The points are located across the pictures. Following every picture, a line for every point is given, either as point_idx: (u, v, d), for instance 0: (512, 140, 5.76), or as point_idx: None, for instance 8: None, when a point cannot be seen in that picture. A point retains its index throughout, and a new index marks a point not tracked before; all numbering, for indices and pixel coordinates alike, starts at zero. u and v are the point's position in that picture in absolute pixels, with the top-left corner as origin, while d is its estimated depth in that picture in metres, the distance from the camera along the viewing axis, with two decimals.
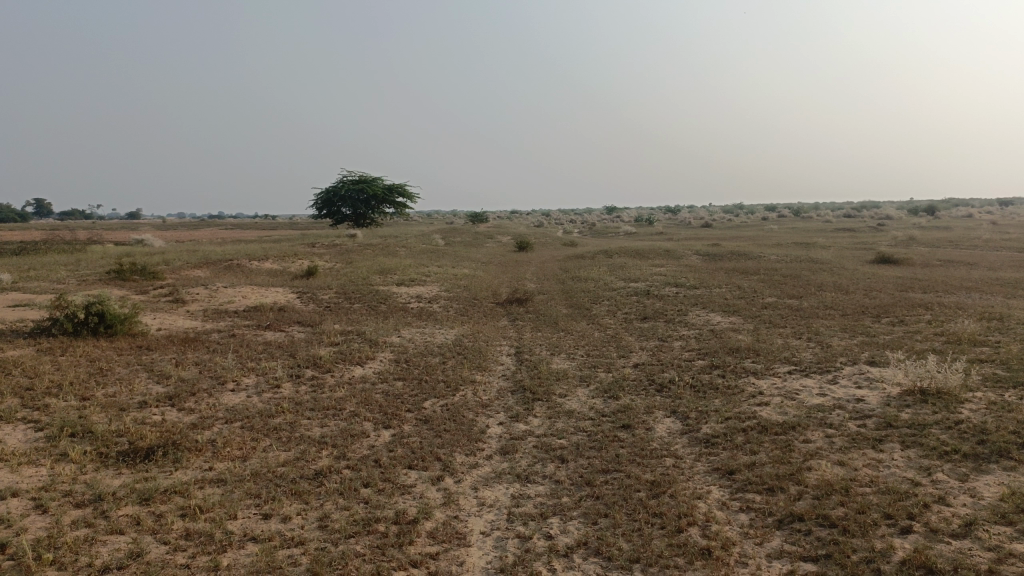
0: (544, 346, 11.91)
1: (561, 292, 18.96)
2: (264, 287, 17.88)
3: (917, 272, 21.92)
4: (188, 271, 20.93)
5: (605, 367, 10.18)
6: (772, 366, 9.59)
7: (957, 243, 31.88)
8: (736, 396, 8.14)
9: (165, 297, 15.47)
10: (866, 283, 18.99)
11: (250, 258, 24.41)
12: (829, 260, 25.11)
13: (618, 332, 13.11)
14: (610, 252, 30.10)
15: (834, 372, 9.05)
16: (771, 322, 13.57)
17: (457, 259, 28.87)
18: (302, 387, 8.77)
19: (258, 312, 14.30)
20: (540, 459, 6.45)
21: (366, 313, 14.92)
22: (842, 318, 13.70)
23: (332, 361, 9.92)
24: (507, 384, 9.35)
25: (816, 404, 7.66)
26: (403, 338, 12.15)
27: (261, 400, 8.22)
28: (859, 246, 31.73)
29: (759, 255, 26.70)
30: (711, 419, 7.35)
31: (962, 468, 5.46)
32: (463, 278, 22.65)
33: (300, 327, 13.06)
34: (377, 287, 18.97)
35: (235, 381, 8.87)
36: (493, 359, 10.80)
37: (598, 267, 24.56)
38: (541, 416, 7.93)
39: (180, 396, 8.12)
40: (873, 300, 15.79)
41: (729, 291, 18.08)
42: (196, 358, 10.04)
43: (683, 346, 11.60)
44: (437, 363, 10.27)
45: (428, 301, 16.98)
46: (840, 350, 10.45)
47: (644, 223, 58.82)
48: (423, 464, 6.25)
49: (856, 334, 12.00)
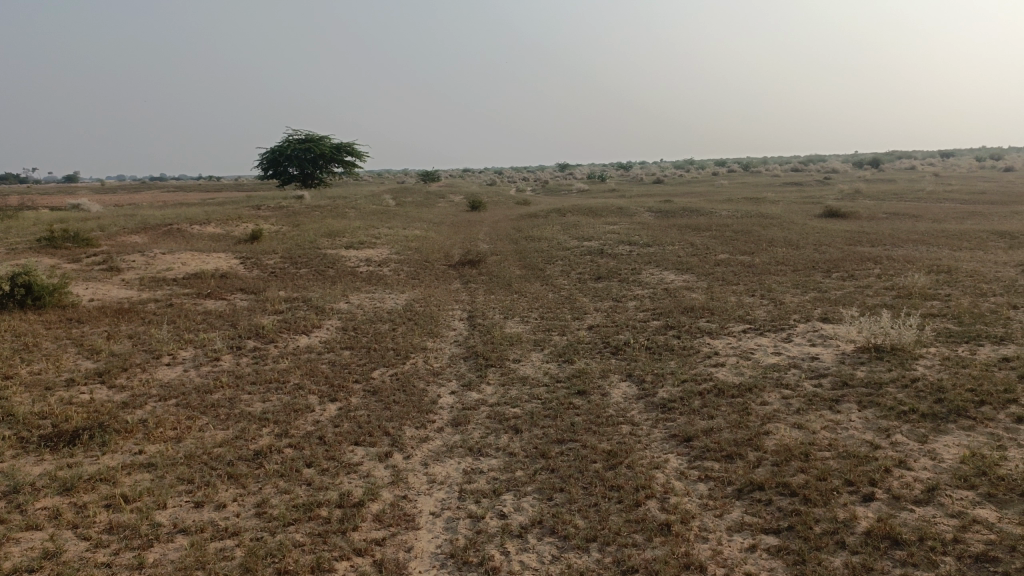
0: (496, 309, 11.64)
1: (514, 253, 18.64)
2: (206, 253, 17.19)
3: (864, 225, 22.17)
4: (124, 237, 19.98)
5: (559, 330, 9.96)
6: (726, 325, 9.48)
7: (902, 196, 32.37)
8: (691, 358, 8.00)
9: (98, 266, 14.71)
10: (816, 237, 19.10)
11: (191, 222, 23.49)
12: (779, 215, 25.25)
13: (572, 293, 12.90)
14: (563, 210, 29.83)
15: (788, 331, 8.99)
16: (724, 280, 13.49)
17: (408, 220, 28.29)
18: (244, 359, 8.35)
19: (199, 280, 13.68)
20: (493, 430, 6.21)
21: (313, 278, 14.42)
22: (794, 274, 13.70)
23: (276, 331, 9.48)
24: (459, 351, 9.06)
25: (772, 364, 7.56)
26: (351, 304, 11.73)
27: (199, 374, 7.79)
28: (807, 200, 32.03)
29: (711, 211, 26.72)
30: (667, 382, 7.20)
31: (921, 429, 5.40)
32: (414, 239, 22.18)
33: (243, 295, 12.52)
34: (325, 251, 18.40)
35: (171, 355, 8.41)
36: (444, 324, 10.49)
37: (551, 226, 24.29)
38: (493, 383, 7.68)
39: (111, 373, 7.64)
40: (824, 255, 15.84)
41: (682, 248, 17.99)
42: (130, 331, 9.50)
43: (637, 306, 11.44)
44: (386, 330, 9.92)
45: (378, 265, 16.53)
46: (794, 307, 10.41)
47: (596, 180, 58.60)
48: (370, 439, 5.96)
49: (808, 290, 11.99)
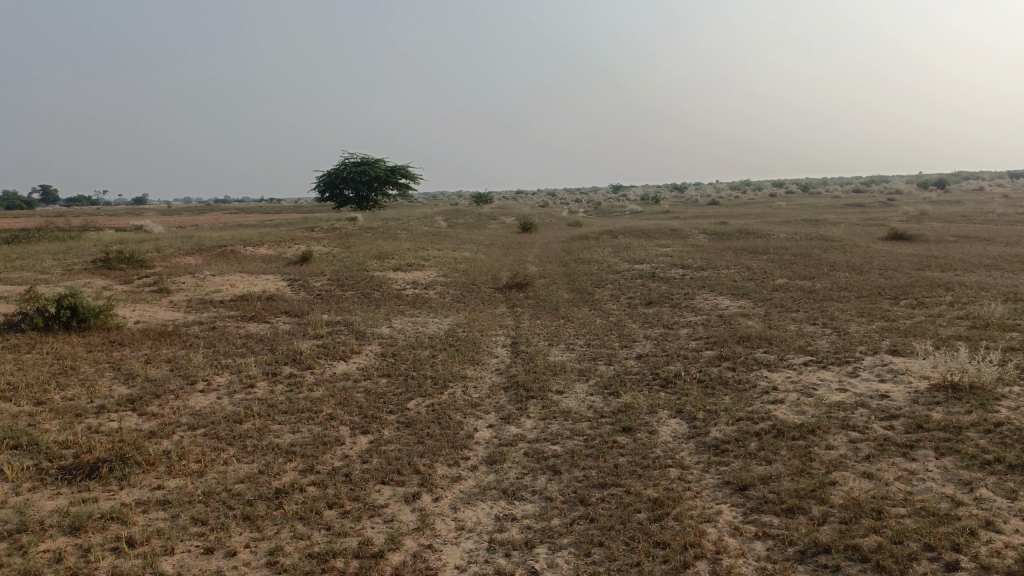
0: (541, 335, 11.22)
1: (564, 276, 18.24)
2: (256, 274, 17.25)
3: (932, 249, 21.12)
4: (179, 258, 20.25)
5: (606, 359, 9.48)
6: (786, 357, 8.88)
7: (971, 218, 30.99)
8: (748, 393, 7.45)
9: (149, 287, 14.83)
10: (881, 261, 18.22)
11: (245, 244, 23.75)
12: (840, 237, 24.30)
13: (621, 319, 12.41)
14: (615, 231, 29.36)
15: (854, 364, 8.35)
16: (783, 307, 12.81)
17: (459, 242, 28.16)
18: (278, 387, 8.11)
19: (245, 303, 13.64)
20: (530, 471, 5.79)
21: (358, 301, 14.25)
22: (858, 301, 12.94)
23: (313, 357, 9.24)
24: (500, 380, 8.67)
25: (836, 402, 6.96)
26: (393, 329, 11.47)
27: (231, 402, 7.57)
28: (869, 222, 30.93)
29: (769, 233, 25.90)
30: (721, 420, 6.66)
31: (1010, 483, 4.78)
32: (463, 261, 21.99)
33: (286, 318, 12.39)
34: (373, 272, 18.30)
35: (205, 381, 8.22)
36: (486, 351, 10.12)
37: (601, 248, 23.84)
38: (534, 417, 7.25)
39: (142, 400, 7.47)
40: (890, 281, 15.01)
41: (737, 272, 17.32)
42: (169, 355, 9.39)
43: (690, 333, 10.90)
44: (426, 357, 9.60)
45: (424, 287, 16.31)
46: (858, 338, 9.73)
47: (649, 202, 57.84)
48: (399, 478, 5.59)
49: (874, 318, 11.27)
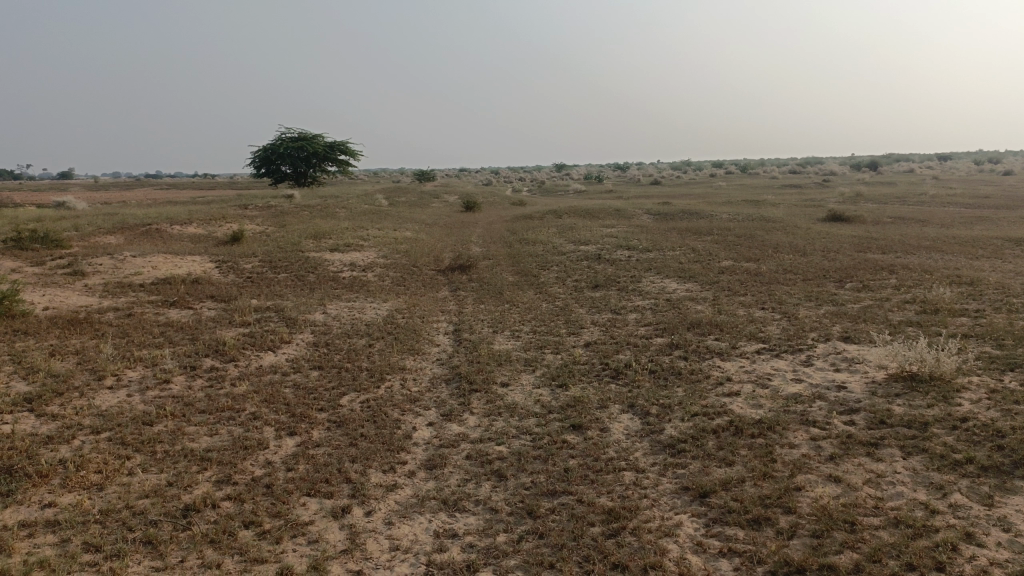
0: (485, 321, 10.73)
1: (507, 257, 17.72)
2: (182, 255, 16.22)
3: (871, 230, 21.39)
4: (98, 238, 18.98)
5: (552, 347, 9.05)
6: (738, 344, 8.58)
7: (907, 200, 31.57)
8: (701, 385, 7.09)
9: (62, 269, 13.74)
10: (824, 243, 18.26)
11: (171, 222, 22.51)
12: (782, 218, 24.44)
13: (567, 303, 12.00)
14: (560, 211, 28.97)
15: (807, 352, 8.09)
16: (731, 290, 12.58)
17: (400, 221, 27.36)
18: (197, 382, 7.41)
19: (168, 287, 12.71)
20: (473, 476, 5.31)
21: (291, 284, 13.50)
22: (805, 284, 12.81)
23: (237, 348, 8.52)
24: (441, 371, 8.14)
25: (794, 395, 6.66)
26: (328, 315, 10.79)
27: (143, 401, 6.85)
28: (808, 203, 31.24)
29: (712, 214, 25.89)
30: (675, 416, 6.29)
31: (983, 486, 4.50)
32: (404, 241, 21.30)
33: (212, 304, 11.56)
34: (308, 253, 17.47)
35: (115, 376, 7.45)
36: (426, 339, 9.56)
37: (546, 229, 23.46)
38: (477, 413, 6.76)
39: (41, 398, 6.67)
40: (833, 263, 14.98)
41: (683, 254, 17.07)
42: (77, 347, 8.54)
43: (638, 319, 10.55)
44: (362, 346, 9.00)
45: (362, 269, 15.61)
46: (809, 324, 9.51)
47: (592, 181, 57.72)
48: (328, 489, 5.04)
49: (822, 302, 11.11)
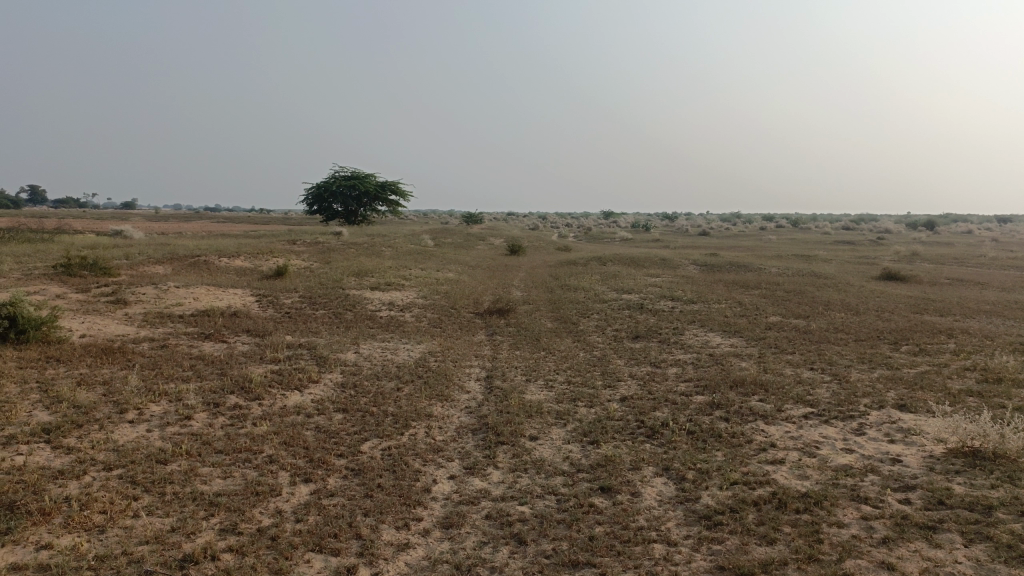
0: (520, 368, 10.41)
1: (548, 303, 17.43)
2: (225, 288, 16.34)
3: (928, 291, 20.58)
4: (147, 267, 19.29)
5: (587, 399, 8.67)
6: (784, 407, 8.09)
7: (965, 260, 30.50)
8: (742, 451, 6.64)
9: (106, 297, 13.89)
10: (877, 302, 17.57)
11: (219, 254, 22.84)
12: (833, 274, 23.74)
13: (606, 354, 11.63)
14: (604, 258, 28.69)
15: (859, 419, 7.57)
16: (777, 347, 12.08)
17: (444, 262, 27.38)
18: (218, 420, 7.23)
19: (206, 319, 12.71)
20: (491, 539, 4.96)
21: (327, 321, 13.40)
22: (857, 345, 12.23)
23: (263, 386, 8.34)
24: (469, 420, 7.83)
25: (843, 467, 6.17)
26: (360, 355, 10.59)
27: (160, 438, 6.67)
28: (862, 259, 30.39)
29: (760, 267, 25.31)
30: (713, 483, 5.86)
31: None
32: (445, 283, 21.19)
33: (246, 338, 11.50)
34: (348, 291, 17.45)
35: (138, 410, 7.31)
36: (457, 385, 9.26)
37: (589, 275, 23.18)
38: (502, 468, 6.42)
39: (59, 430, 6.53)
40: (888, 323, 14.33)
41: (729, 307, 16.57)
42: (106, 377, 8.46)
43: (678, 374, 10.12)
44: (390, 389, 8.76)
45: (400, 310, 15.47)
46: (861, 388, 8.96)
47: (639, 229, 57.41)
48: (336, 545, 4.75)
49: (875, 365, 10.53)
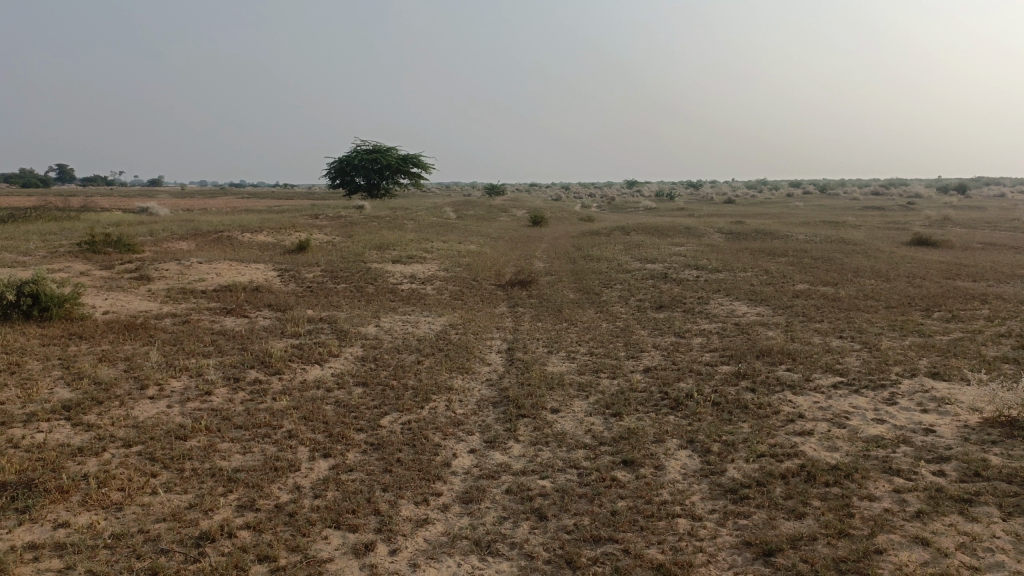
0: (541, 340, 10.28)
1: (571, 274, 17.26)
2: (247, 262, 16.37)
3: (960, 255, 20.10)
4: (170, 244, 19.38)
5: (609, 371, 8.54)
6: (812, 377, 7.88)
7: (998, 224, 29.76)
8: (769, 422, 6.47)
9: (129, 274, 13.95)
10: (908, 268, 17.18)
11: (242, 229, 22.90)
12: (861, 240, 23.27)
13: (629, 324, 11.46)
14: (627, 227, 28.37)
15: (890, 388, 7.35)
16: (805, 315, 11.83)
17: (466, 234, 27.24)
18: (238, 395, 7.20)
19: (228, 294, 12.72)
20: (511, 514, 4.87)
21: (349, 295, 13.36)
22: (887, 312, 11.93)
23: (284, 361, 8.31)
24: (490, 393, 7.73)
25: (874, 438, 5.99)
26: (380, 329, 10.53)
27: (180, 414, 6.66)
28: (891, 224, 29.77)
29: (787, 234, 24.87)
30: (739, 456, 5.71)
31: None
32: (467, 255, 21.09)
33: (268, 313, 11.49)
34: (369, 264, 17.40)
35: (158, 386, 7.30)
36: (478, 357, 9.17)
37: (612, 245, 22.95)
38: (523, 441, 6.32)
39: (80, 407, 6.54)
40: (919, 290, 13.97)
41: (755, 276, 16.27)
42: (127, 353, 8.48)
43: (703, 344, 9.94)
44: (411, 363, 8.69)
45: (422, 282, 15.39)
46: (892, 356, 8.72)
47: (663, 198, 56.75)
48: (354, 521, 4.68)
49: (907, 333, 10.26)
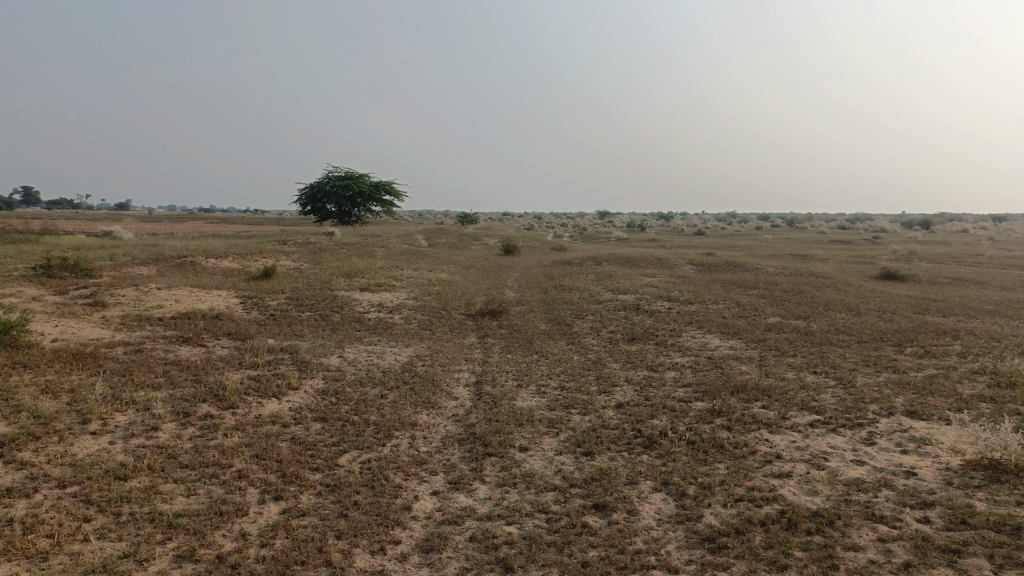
0: (511, 373, 9.97)
1: (542, 304, 17.01)
2: (209, 289, 15.87)
3: (927, 290, 20.24)
4: (131, 269, 18.80)
5: (580, 406, 8.24)
6: (788, 415, 7.66)
7: (962, 259, 30.24)
8: (746, 463, 6.21)
9: (84, 299, 13.41)
10: (878, 302, 17.22)
11: (207, 254, 22.36)
12: (831, 273, 23.40)
13: (601, 357, 11.20)
14: (599, 258, 28.28)
15: (868, 427, 7.15)
16: (778, 350, 11.67)
17: (437, 262, 26.94)
18: (187, 431, 6.77)
19: (187, 322, 12.25)
20: (474, 565, 4.53)
21: (313, 324, 12.95)
22: (860, 347, 11.82)
23: (239, 394, 7.89)
24: (456, 430, 7.38)
25: (855, 481, 5.75)
26: (344, 360, 10.14)
27: (123, 451, 6.22)
28: (858, 259, 30.15)
29: (758, 266, 24.96)
30: (716, 500, 5.43)
31: None
32: (438, 283, 20.79)
33: (227, 342, 11.03)
34: (336, 292, 17.00)
35: (102, 421, 6.85)
36: (444, 391, 8.82)
37: (584, 275, 22.84)
38: (489, 483, 5.98)
39: (14, 443, 6.08)
40: (890, 324, 13.91)
41: (727, 308, 16.15)
42: (72, 384, 8.00)
43: (676, 378, 9.70)
44: (374, 396, 8.32)
45: (389, 311, 15.03)
46: (868, 393, 8.53)
47: (635, 229, 57.06)
48: (304, 573, 4.31)
49: (880, 368, 10.12)
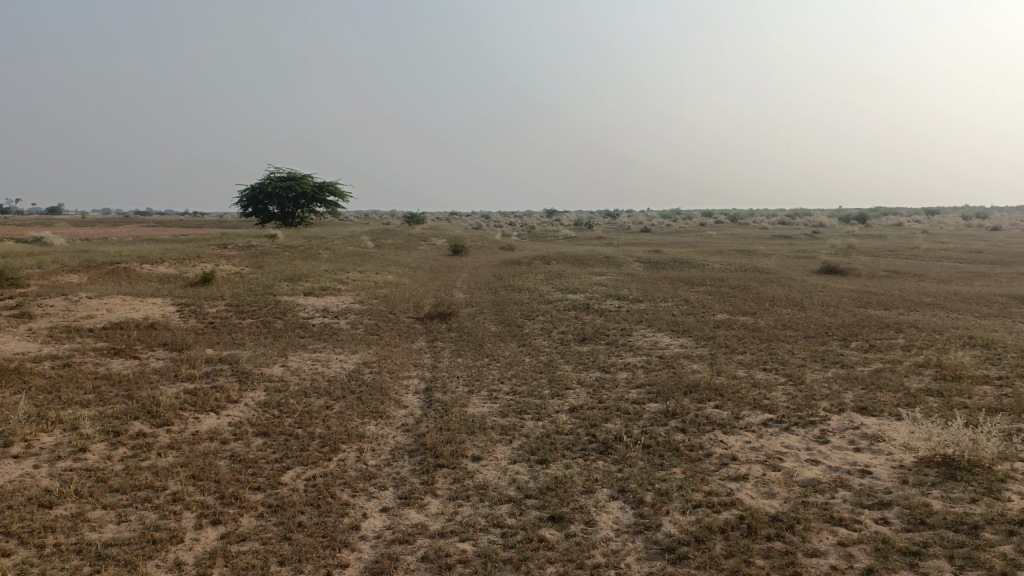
0: (461, 378, 9.74)
1: (492, 305, 16.80)
2: (143, 297, 15.22)
3: (868, 284, 20.69)
4: (60, 277, 17.95)
5: (533, 411, 8.07)
6: (742, 414, 7.61)
7: (899, 252, 31.07)
8: (702, 466, 6.12)
9: (8, 311, 12.69)
10: (821, 296, 17.49)
11: (142, 260, 21.53)
12: (775, 269, 23.77)
13: (552, 359, 11.06)
14: (548, 257, 28.22)
15: (821, 425, 7.14)
16: (728, 347, 11.70)
17: (384, 264, 26.49)
18: (118, 452, 6.37)
19: (120, 333, 11.68)
20: None
21: (255, 331, 12.50)
22: (807, 342, 11.93)
23: (175, 410, 7.48)
24: (405, 440, 7.13)
25: (811, 482, 5.70)
26: (287, 369, 9.77)
27: (47, 475, 5.80)
28: (800, 254, 30.73)
29: (704, 263, 25.21)
30: (675, 507, 5.31)
31: None
32: (385, 286, 20.40)
33: (162, 353, 10.53)
34: (280, 297, 16.51)
35: (24, 443, 6.39)
36: (393, 400, 8.54)
37: (533, 275, 22.72)
38: (441, 496, 5.75)
39: None
40: (835, 319, 14.11)
41: (676, 306, 16.19)
42: None
43: (628, 379, 9.61)
44: (319, 407, 8.00)
45: (335, 316, 14.64)
46: (818, 390, 8.56)
47: (582, 227, 57.32)
48: None
49: (828, 364, 10.20)
